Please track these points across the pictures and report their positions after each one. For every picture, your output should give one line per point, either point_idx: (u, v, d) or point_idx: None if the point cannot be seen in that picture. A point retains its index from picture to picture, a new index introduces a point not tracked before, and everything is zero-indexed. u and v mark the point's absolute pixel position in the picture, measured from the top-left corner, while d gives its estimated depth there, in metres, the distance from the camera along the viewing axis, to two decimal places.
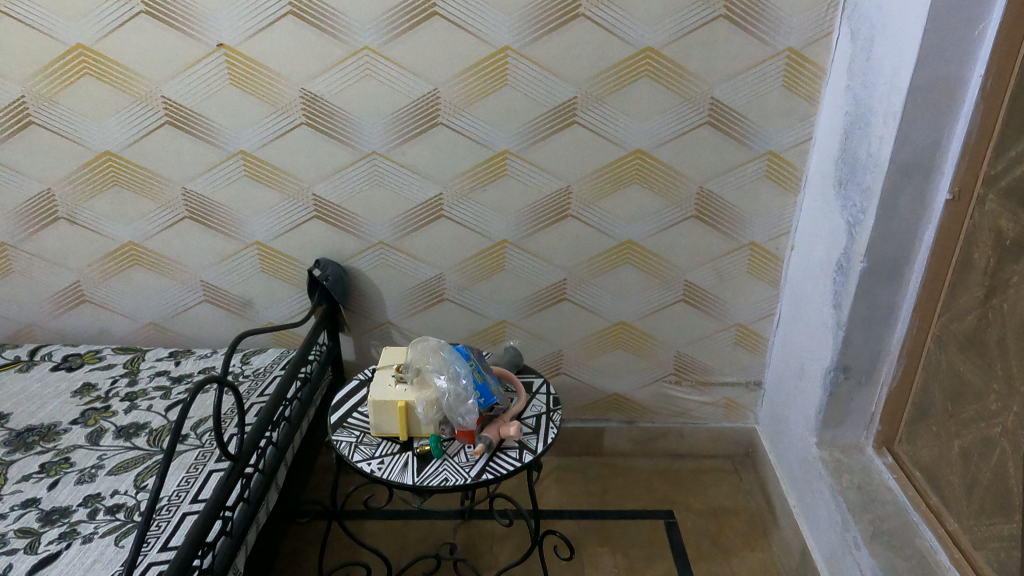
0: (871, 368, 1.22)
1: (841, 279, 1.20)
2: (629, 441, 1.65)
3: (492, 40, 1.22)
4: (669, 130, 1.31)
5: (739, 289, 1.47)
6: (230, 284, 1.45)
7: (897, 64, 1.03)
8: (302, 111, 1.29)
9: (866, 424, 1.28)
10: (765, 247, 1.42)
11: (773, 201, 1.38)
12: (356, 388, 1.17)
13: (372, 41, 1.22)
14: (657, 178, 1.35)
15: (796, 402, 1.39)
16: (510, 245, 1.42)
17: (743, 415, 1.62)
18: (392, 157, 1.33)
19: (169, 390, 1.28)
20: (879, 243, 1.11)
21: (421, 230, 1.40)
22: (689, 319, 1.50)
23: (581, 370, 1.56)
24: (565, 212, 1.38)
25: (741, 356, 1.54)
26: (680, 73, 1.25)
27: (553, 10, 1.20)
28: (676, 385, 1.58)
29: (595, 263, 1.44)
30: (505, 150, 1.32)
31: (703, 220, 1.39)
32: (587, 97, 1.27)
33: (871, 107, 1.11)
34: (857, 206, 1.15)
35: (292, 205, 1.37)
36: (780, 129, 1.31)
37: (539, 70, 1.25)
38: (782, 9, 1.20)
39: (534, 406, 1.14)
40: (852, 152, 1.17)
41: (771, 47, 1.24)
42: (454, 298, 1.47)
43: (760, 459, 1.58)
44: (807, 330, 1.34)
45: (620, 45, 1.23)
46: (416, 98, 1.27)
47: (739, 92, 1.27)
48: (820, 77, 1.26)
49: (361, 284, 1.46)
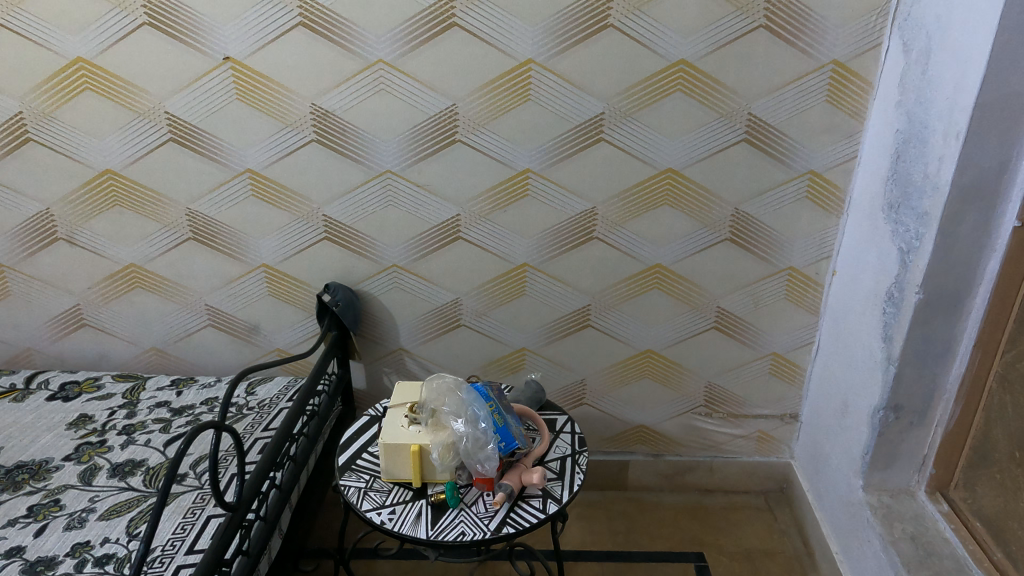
0: (924, 408, 1.12)
1: (892, 311, 1.10)
2: (655, 475, 1.55)
3: (515, 52, 1.14)
4: (703, 148, 1.22)
5: (776, 317, 1.37)
6: (235, 308, 1.38)
7: (959, 78, 0.94)
8: (312, 127, 1.21)
9: (918, 467, 1.18)
10: (805, 272, 1.33)
11: (814, 223, 1.28)
12: (366, 426, 1.10)
13: (387, 54, 1.15)
14: (689, 200, 1.26)
15: (839, 440, 1.29)
16: (531, 269, 1.33)
17: (777, 448, 1.52)
18: (407, 176, 1.25)
19: (168, 423, 1.21)
20: (937, 274, 1.01)
21: (437, 253, 1.32)
22: (721, 348, 1.40)
23: (605, 400, 1.47)
24: (589, 235, 1.30)
25: (776, 388, 1.45)
26: (715, 87, 1.17)
27: (580, 20, 1.12)
28: (707, 417, 1.49)
29: (621, 289, 1.35)
30: (528, 169, 1.24)
31: (739, 244, 1.30)
32: (615, 113, 1.19)
33: (927, 125, 1.01)
34: (911, 232, 1.05)
35: (302, 226, 1.30)
36: (823, 146, 1.22)
37: (563, 84, 1.17)
38: (827, 19, 1.11)
39: (558, 447, 1.06)
40: (905, 173, 1.07)
41: (815, 60, 1.15)
42: (472, 324, 1.39)
43: (796, 497, 1.48)
44: (852, 363, 1.24)
45: (651, 58, 1.14)
46: (433, 114, 1.20)
47: (780, 108, 1.18)
48: (867, 91, 1.17)
49: (374, 309, 1.38)
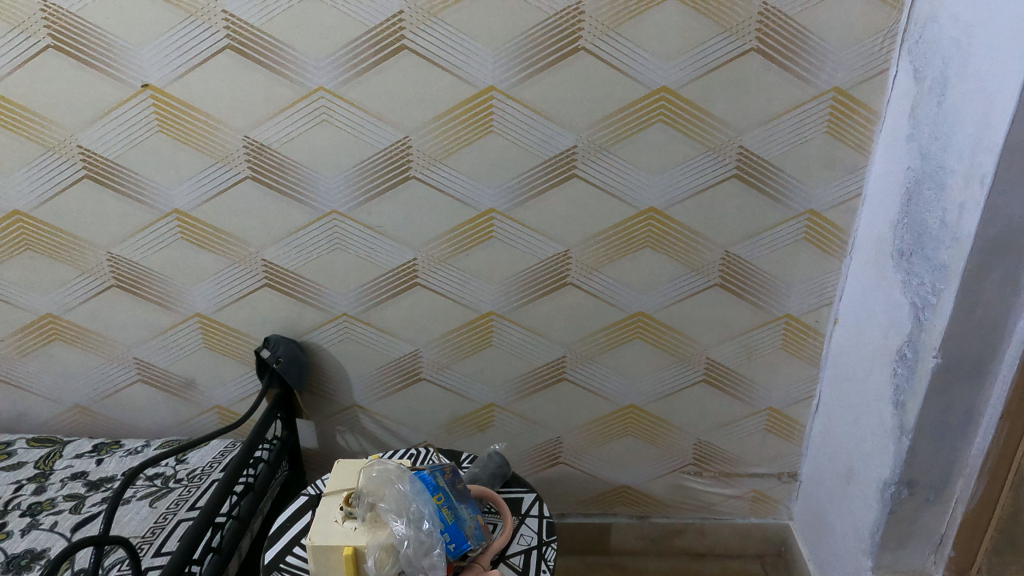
0: (941, 484, 0.98)
1: (903, 373, 0.96)
2: (640, 538, 1.42)
3: (474, 79, 1.00)
4: (689, 185, 1.08)
5: (771, 369, 1.24)
6: (168, 362, 1.24)
7: (983, 112, 0.80)
8: (246, 163, 1.07)
9: (934, 546, 1.04)
10: (803, 321, 1.20)
11: (812, 268, 1.15)
12: (300, 510, 0.96)
13: (328, 81, 1.00)
14: (674, 242, 1.13)
15: (843, 510, 1.15)
16: (498, 317, 1.19)
17: (774, 509, 1.39)
18: (355, 217, 1.11)
19: (81, 500, 1.06)
20: (958, 337, 0.87)
21: (392, 301, 1.18)
22: (711, 403, 1.27)
23: (584, 459, 1.33)
24: (562, 280, 1.16)
25: (772, 444, 1.31)
26: (701, 118, 1.03)
27: (547, 42, 0.98)
28: (696, 476, 1.35)
29: (599, 340, 1.21)
30: (491, 210, 1.10)
31: (730, 290, 1.17)
32: (589, 146, 1.05)
33: (944, 164, 0.87)
34: (925, 285, 0.91)
35: (239, 271, 1.16)
36: (823, 183, 1.08)
37: (530, 115, 1.03)
38: (828, 41, 0.98)
39: (522, 537, 0.92)
40: (918, 217, 0.93)
41: (814, 87, 1.01)
42: (433, 378, 1.25)
43: (796, 564, 1.35)
44: (858, 426, 1.10)
45: (629, 85, 1.01)
46: (383, 148, 1.05)
47: (774, 141, 1.05)
48: (871, 122, 1.04)
49: (324, 362, 1.24)
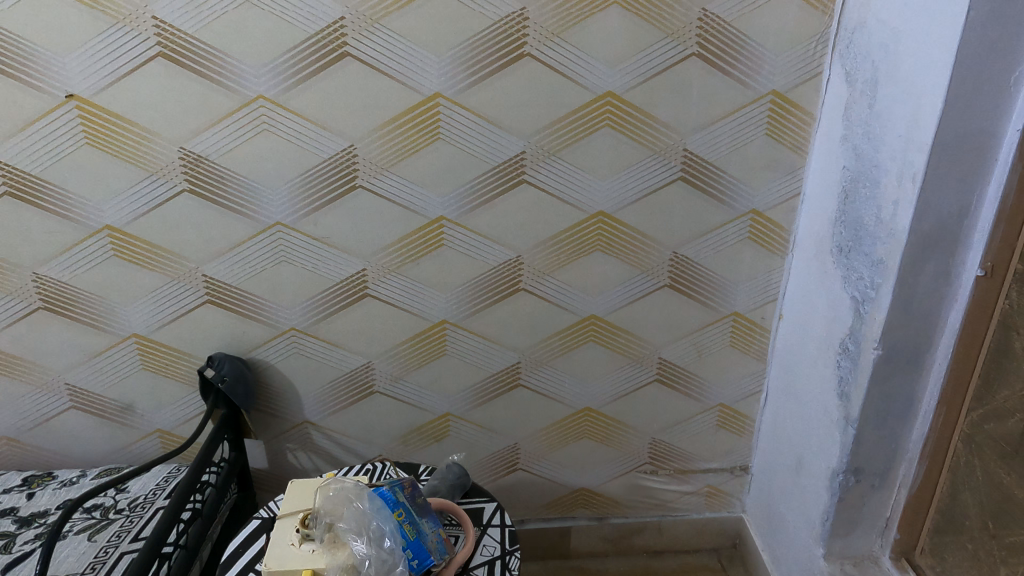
0: (885, 470, 1.02)
1: (847, 365, 0.99)
2: (600, 540, 1.43)
3: (419, 86, 0.99)
4: (636, 188, 1.10)
5: (721, 366, 1.26)
6: (103, 387, 1.18)
7: (912, 113, 0.83)
8: (183, 175, 1.03)
9: (880, 530, 1.08)
10: (750, 318, 1.23)
11: (757, 266, 1.18)
12: (253, 535, 0.92)
13: (267, 89, 0.97)
14: (624, 246, 1.14)
15: (794, 500, 1.19)
16: (451, 326, 1.18)
17: (728, 503, 1.42)
18: (301, 229, 1.08)
19: (12, 538, 0.99)
20: (896, 328, 0.91)
21: (342, 313, 1.15)
22: (664, 402, 1.29)
23: (542, 464, 1.33)
24: (515, 286, 1.15)
25: (724, 440, 1.34)
26: (646, 121, 1.05)
27: (493, 47, 0.97)
28: (652, 475, 1.37)
29: (554, 344, 1.21)
30: (441, 217, 1.09)
31: (679, 290, 1.19)
32: (537, 152, 1.05)
33: (878, 163, 0.91)
34: (864, 280, 0.95)
35: (178, 289, 1.11)
36: (764, 184, 1.11)
37: (477, 121, 1.02)
38: (764, 46, 1.01)
39: (485, 547, 0.91)
40: (854, 215, 0.97)
41: (753, 91, 1.04)
42: (386, 390, 1.23)
43: (750, 555, 1.38)
44: (805, 418, 1.13)
45: (576, 91, 1.01)
46: (328, 157, 1.03)
47: (716, 144, 1.07)
48: (807, 124, 1.07)
49: (272, 378, 1.20)
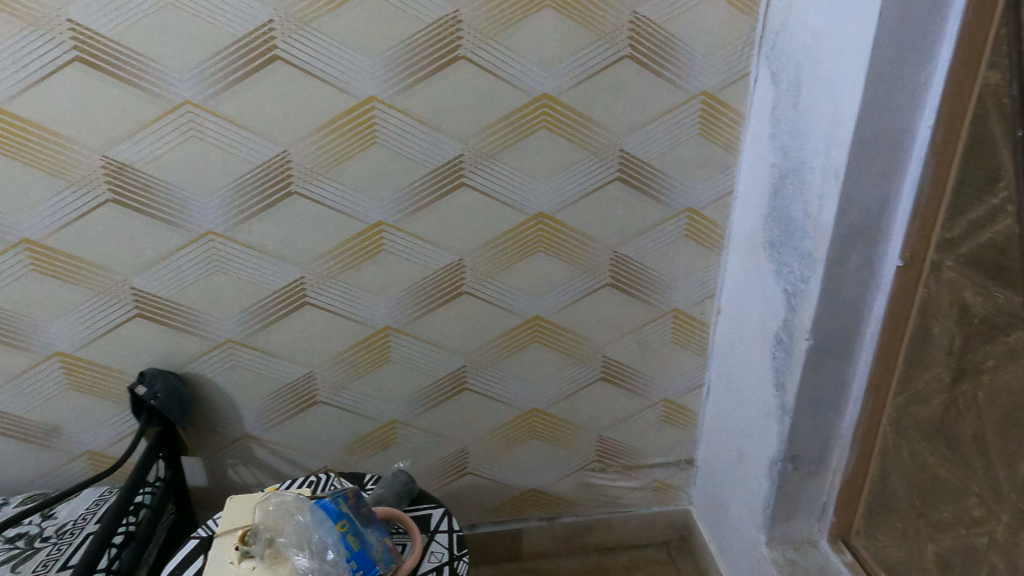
0: (820, 456, 1.06)
1: (781, 356, 1.02)
2: (551, 540, 1.43)
3: (353, 89, 0.97)
4: (575, 189, 1.11)
5: (663, 362, 1.29)
6: (26, 409, 1.12)
7: (833, 111, 0.86)
8: (106, 184, 0.98)
9: (817, 514, 1.12)
10: (690, 314, 1.25)
11: (694, 262, 1.21)
12: (191, 555, 0.89)
13: (194, 94, 0.94)
14: (564, 246, 1.15)
15: (737, 490, 1.22)
16: (393, 332, 1.16)
17: (675, 496, 1.45)
18: (234, 237, 1.05)
19: None
20: (826, 319, 0.94)
21: (281, 323, 1.12)
22: (610, 400, 1.30)
23: (491, 467, 1.33)
24: (457, 290, 1.15)
25: (669, 434, 1.37)
26: (581, 122, 1.06)
27: (426, 50, 0.96)
28: (601, 473, 1.38)
29: (498, 346, 1.21)
30: (380, 222, 1.07)
31: (620, 289, 1.20)
32: (475, 154, 1.05)
33: (803, 160, 0.94)
34: (794, 273, 0.98)
35: (105, 303, 1.06)
36: (698, 182, 1.14)
37: (413, 124, 1.01)
38: (693, 48, 1.03)
39: (433, 554, 0.90)
40: (783, 210, 1.00)
41: (684, 92, 1.06)
42: (330, 400, 1.20)
43: (698, 546, 1.41)
44: (744, 409, 1.16)
45: (512, 93, 1.02)
46: (261, 163, 1.00)
47: (651, 144, 1.09)
48: (737, 123, 1.11)
49: (209, 392, 1.17)
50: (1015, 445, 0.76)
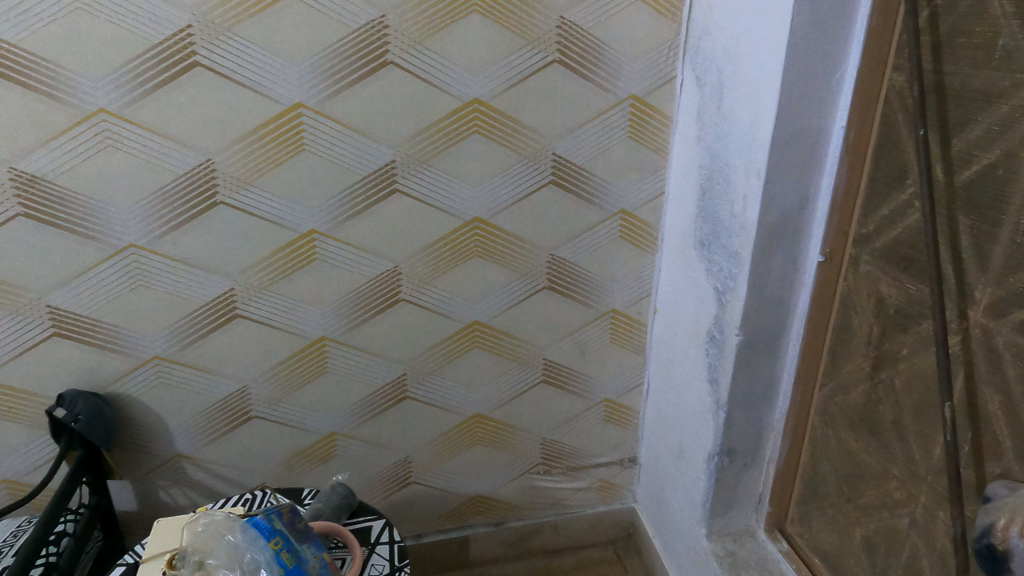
0: (755, 448, 1.09)
1: (714, 352, 1.05)
2: (498, 545, 1.43)
3: (278, 96, 0.95)
4: (509, 193, 1.11)
5: (603, 362, 1.30)
6: None
7: (753, 113, 0.89)
8: (16, 197, 0.93)
9: (754, 505, 1.15)
10: (627, 314, 1.27)
11: (630, 263, 1.23)
12: None
13: (109, 102, 0.90)
14: (501, 250, 1.15)
15: (677, 485, 1.24)
16: (330, 342, 1.14)
17: (620, 495, 1.46)
18: (158, 250, 1.01)
19: None
20: (754, 314, 0.97)
21: (211, 337, 1.09)
22: (552, 402, 1.31)
23: (435, 475, 1.32)
24: (394, 297, 1.14)
25: (612, 434, 1.38)
26: (513, 127, 1.06)
27: (353, 56, 0.95)
28: (545, 475, 1.39)
29: (438, 353, 1.20)
30: (312, 231, 1.05)
31: (558, 291, 1.21)
32: (407, 160, 1.04)
33: (728, 161, 0.97)
34: (723, 271, 1.00)
35: (19, 322, 1.01)
36: (631, 184, 1.16)
37: (342, 131, 1.00)
38: (621, 52, 1.05)
39: (373, 567, 0.89)
40: (711, 210, 1.03)
41: (613, 96, 1.08)
42: (265, 414, 1.17)
43: (643, 543, 1.43)
44: (682, 406, 1.19)
45: (442, 98, 1.01)
46: (184, 173, 0.97)
47: (583, 147, 1.11)
48: (665, 126, 1.13)
49: (136, 412, 1.12)
50: (929, 429, 0.79)
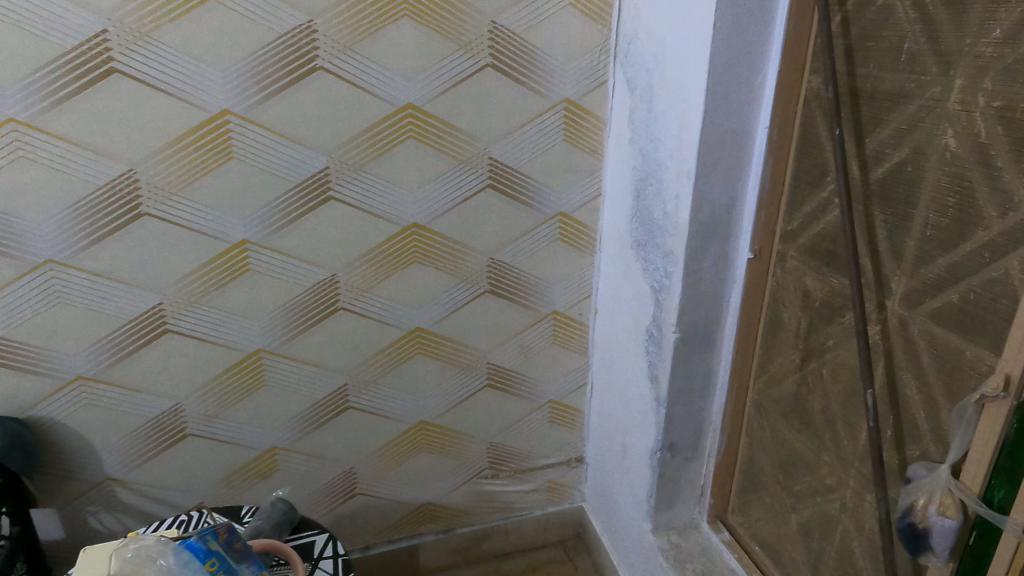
0: (695, 442, 1.12)
1: (653, 350, 1.07)
2: (448, 552, 1.42)
3: (203, 103, 0.92)
4: (446, 198, 1.11)
5: (547, 364, 1.31)
6: None
7: (681, 115, 0.91)
8: None
9: (696, 498, 1.18)
10: (569, 315, 1.28)
11: (570, 264, 1.24)
12: None
13: (20, 111, 0.86)
14: (440, 255, 1.14)
15: (623, 482, 1.26)
16: (267, 354, 1.11)
17: (568, 495, 1.48)
18: (78, 265, 0.97)
19: None
20: (689, 311, 0.99)
21: (140, 354, 1.05)
22: (497, 406, 1.31)
23: (381, 485, 1.30)
24: (332, 306, 1.11)
25: (558, 435, 1.39)
26: (448, 131, 1.06)
27: (281, 61, 0.93)
28: (493, 479, 1.39)
29: (380, 361, 1.19)
30: (244, 241, 1.02)
31: (499, 295, 1.21)
32: (341, 167, 1.02)
33: (660, 162, 0.99)
34: (659, 269, 1.02)
35: None
36: (568, 187, 1.17)
37: (272, 138, 0.97)
38: (553, 57, 1.06)
39: None
40: (646, 210, 1.05)
41: (547, 99, 1.09)
42: (201, 431, 1.13)
43: (592, 542, 1.45)
44: (624, 404, 1.20)
45: (375, 103, 1.00)
46: (104, 183, 0.93)
47: (519, 151, 1.11)
48: (599, 129, 1.15)
49: (60, 435, 1.07)
50: (855, 416, 0.83)
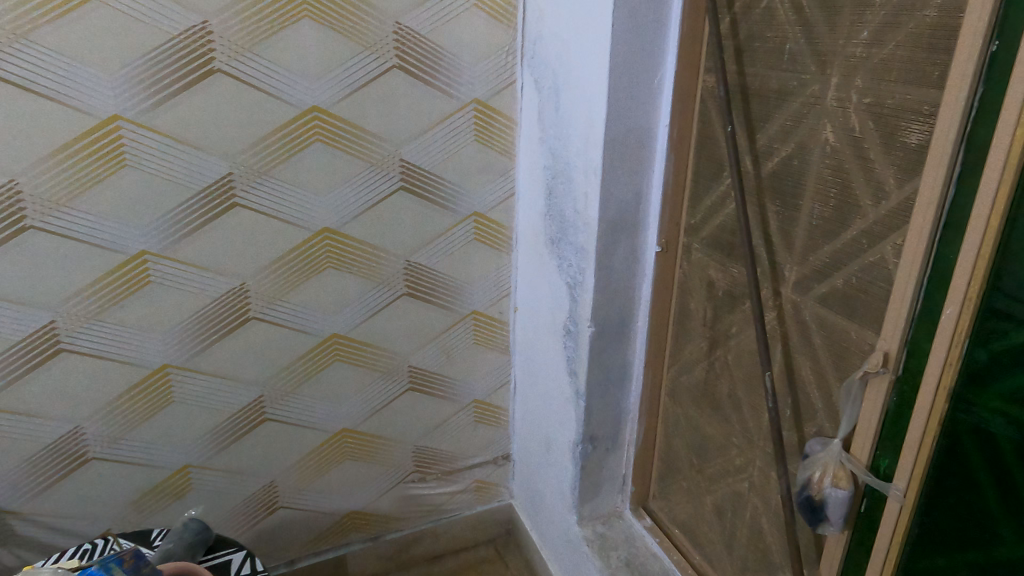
0: (614, 433, 1.15)
1: (570, 345, 1.09)
2: (377, 560, 1.40)
3: (91, 108, 0.87)
4: (358, 201, 1.09)
5: (469, 364, 1.31)
6: None
7: (586, 115, 0.93)
8: None
9: (619, 487, 1.21)
10: (489, 315, 1.29)
11: (487, 264, 1.24)
12: None
13: None
14: (355, 260, 1.13)
15: (548, 477, 1.28)
16: (174, 369, 1.07)
17: (496, 493, 1.48)
18: None
19: None
20: (602, 305, 1.02)
21: (32, 376, 0.98)
22: (421, 409, 1.30)
23: (304, 497, 1.27)
24: (243, 316, 1.08)
25: (484, 433, 1.40)
26: (357, 133, 1.04)
27: (175, 63, 0.89)
28: (420, 483, 1.38)
29: (297, 370, 1.16)
30: (143, 252, 0.98)
31: (418, 297, 1.21)
32: (245, 172, 0.99)
33: (568, 161, 1.01)
34: (572, 266, 1.04)
35: None
36: (481, 187, 1.18)
37: (169, 143, 0.93)
38: (461, 57, 1.06)
39: None
40: (557, 208, 1.06)
41: (457, 100, 1.09)
42: (105, 454, 1.08)
43: (522, 538, 1.46)
44: (546, 399, 1.22)
45: (278, 106, 0.97)
46: None
47: (431, 152, 1.11)
48: (510, 128, 1.16)
49: None
50: (758, 398, 0.87)
